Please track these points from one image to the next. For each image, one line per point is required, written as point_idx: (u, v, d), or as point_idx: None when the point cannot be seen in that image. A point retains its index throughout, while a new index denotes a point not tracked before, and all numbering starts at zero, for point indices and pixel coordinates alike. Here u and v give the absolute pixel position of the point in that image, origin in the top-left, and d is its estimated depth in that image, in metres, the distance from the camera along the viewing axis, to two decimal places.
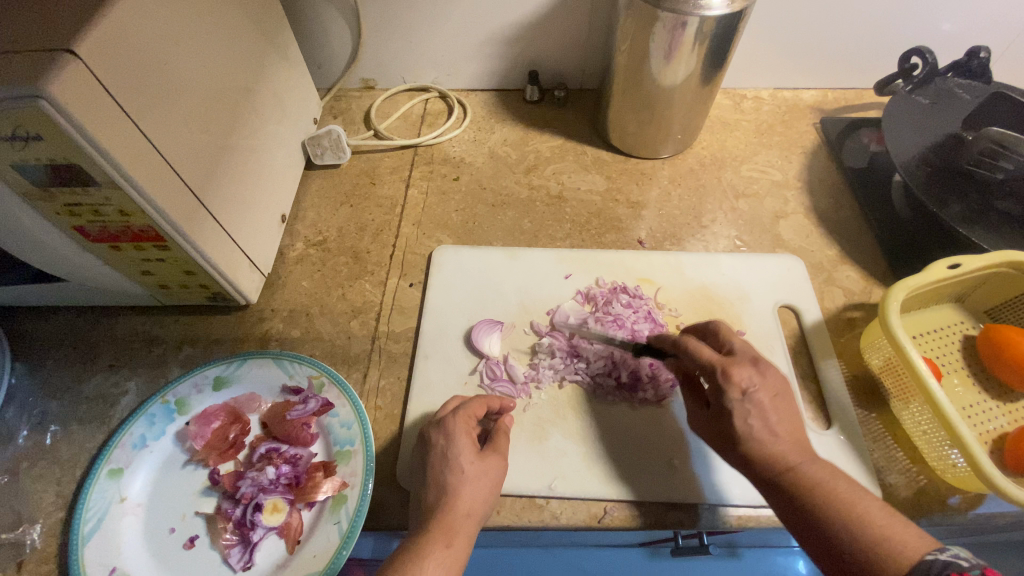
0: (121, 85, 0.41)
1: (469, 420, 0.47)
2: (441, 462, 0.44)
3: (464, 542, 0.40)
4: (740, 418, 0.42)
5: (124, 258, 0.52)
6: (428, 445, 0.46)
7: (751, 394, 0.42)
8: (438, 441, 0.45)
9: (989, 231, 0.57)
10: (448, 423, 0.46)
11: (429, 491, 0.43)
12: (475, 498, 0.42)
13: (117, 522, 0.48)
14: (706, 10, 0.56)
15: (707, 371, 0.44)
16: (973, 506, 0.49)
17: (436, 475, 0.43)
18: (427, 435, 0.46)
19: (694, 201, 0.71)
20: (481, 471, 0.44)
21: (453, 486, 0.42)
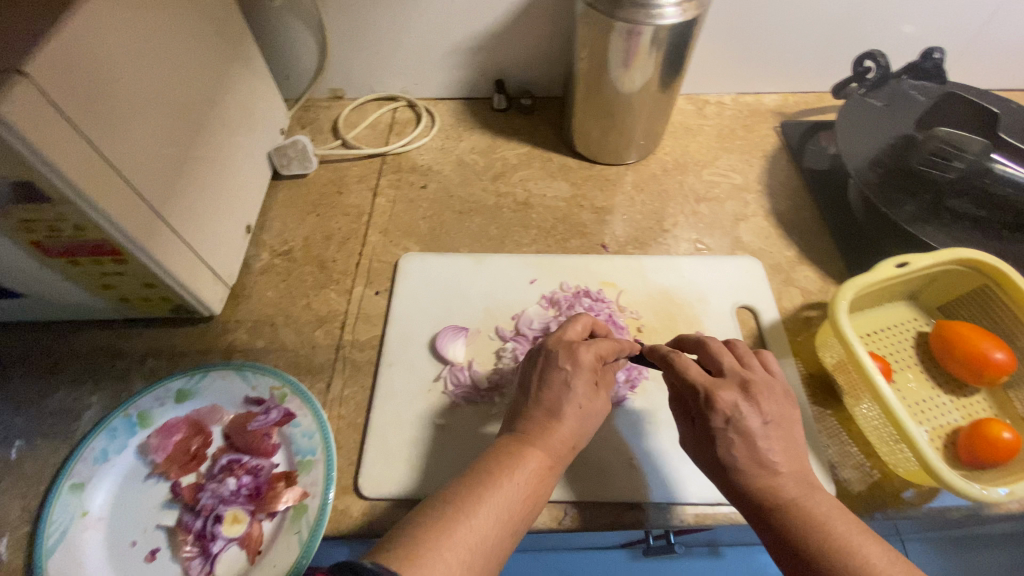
0: (72, 101, 0.41)
1: (597, 350, 0.47)
2: (558, 387, 0.44)
3: (557, 470, 0.42)
4: (724, 447, 0.42)
5: (84, 273, 0.52)
6: (553, 364, 0.46)
7: (735, 422, 0.42)
8: (563, 365, 0.45)
9: (939, 230, 0.59)
10: (576, 350, 0.46)
11: (537, 413, 0.44)
12: (577, 431, 0.44)
13: (79, 536, 0.48)
14: (660, 19, 0.57)
15: (691, 393, 0.44)
16: (926, 499, 0.50)
17: (543, 403, 0.44)
18: (551, 354, 0.46)
19: (657, 205, 0.72)
20: (593, 404, 0.45)
21: (561, 416, 0.43)
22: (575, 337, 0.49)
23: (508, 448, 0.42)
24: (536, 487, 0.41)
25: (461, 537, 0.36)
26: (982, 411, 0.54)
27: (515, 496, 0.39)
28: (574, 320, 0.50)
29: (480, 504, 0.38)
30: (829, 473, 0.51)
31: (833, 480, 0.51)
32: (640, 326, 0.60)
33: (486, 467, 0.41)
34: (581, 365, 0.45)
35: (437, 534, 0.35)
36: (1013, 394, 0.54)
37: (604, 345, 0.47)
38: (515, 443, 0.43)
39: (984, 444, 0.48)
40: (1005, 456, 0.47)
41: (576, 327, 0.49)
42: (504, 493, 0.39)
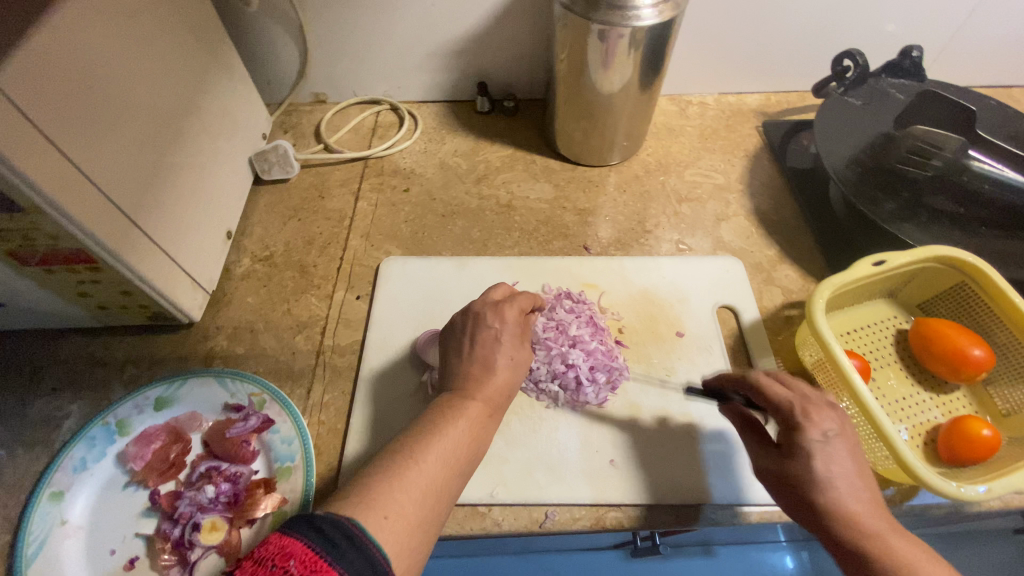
0: (41, 111, 0.41)
1: (519, 306, 0.50)
2: (490, 342, 0.47)
3: (495, 417, 0.45)
4: (821, 462, 0.39)
5: (59, 281, 0.51)
6: (483, 323, 0.48)
7: (832, 438, 0.40)
8: (492, 324, 0.47)
9: (917, 227, 0.59)
10: (501, 309, 0.49)
11: (472, 370, 0.46)
12: (511, 381, 0.46)
13: (58, 546, 0.47)
14: (637, 20, 0.57)
15: (782, 409, 0.42)
16: (906, 497, 0.50)
17: (481, 354, 0.46)
18: (480, 316, 0.48)
19: (640, 206, 0.72)
20: (522, 352, 0.48)
21: (496, 368, 0.46)
22: (498, 297, 0.51)
23: (449, 403, 0.43)
24: (478, 432, 0.43)
25: (414, 480, 0.37)
26: (962, 408, 0.54)
27: (462, 441, 0.41)
28: (494, 284, 0.52)
29: (428, 449, 0.39)
30: None
31: None
32: (621, 326, 0.61)
33: (431, 419, 0.42)
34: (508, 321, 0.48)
35: (390, 480, 0.37)
36: (992, 390, 0.54)
37: (524, 301, 0.50)
38: (457, 397, 0.44)
39: (963, 441, 0.48)
40: (983, 452, 0.47)
41: (498, 289, 0.51)
42: (449, 439, 0.41)
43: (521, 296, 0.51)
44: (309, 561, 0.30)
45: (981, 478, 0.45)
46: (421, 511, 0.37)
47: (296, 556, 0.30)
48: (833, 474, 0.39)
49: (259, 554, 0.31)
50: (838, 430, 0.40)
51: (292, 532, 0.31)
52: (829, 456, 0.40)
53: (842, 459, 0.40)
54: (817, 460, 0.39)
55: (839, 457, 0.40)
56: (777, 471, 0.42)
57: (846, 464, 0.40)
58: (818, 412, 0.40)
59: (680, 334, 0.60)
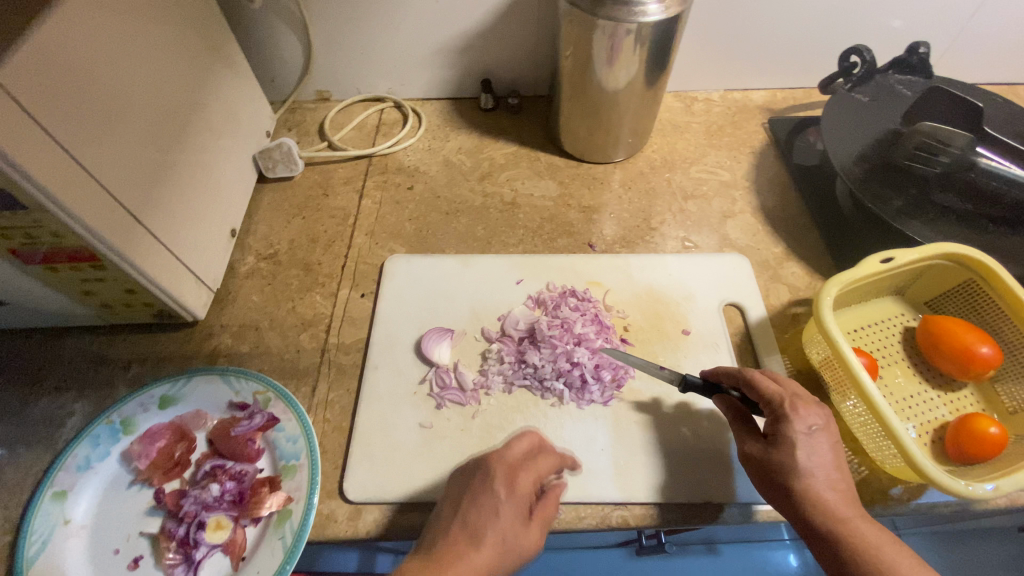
0: (44, 108, 0.40)
1: (537, 475, 0.44)
2: (486, 513, 0.40)
3: None
4: (803, 452, 0.42)
5: (63, 279, 0.51)
6: (486, 482, 0.42)
7: (815, 432, 0.42)
8: (496, 490, 0.42)
9: (926, 225, 0.59)
10: (514, 476, 0.43)
11: (456, 542, 0.39)
12: (494, 568, 0.38)
13: (61, 546, 0.47)
14: (643, 16, 0.57)
15: (771, 402, 0.44)
16: (914, 496, 0.49)
17: (470, 520, 0.40)
18: (488, 474, 0.43)
19: (645, 204, 0.72)
20: (521, 537, 0.40)
21: (482, 544, 0.39)
22: (519, 455, 0.45)
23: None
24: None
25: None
26: (970, 405, 0.54)
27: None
28: (520, 434, 0.46)
29: None
30: None
31: None
32: (627, 325, 0.60)
33: None
34: (515, 490, 0.42)
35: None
36: (999, 388, 0.54)
37: (543, 469, 0.45)
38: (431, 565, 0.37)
39: (971, 440, 0.47)
40: (991, 450, 0.47)
41: (522, 443, 0.45)
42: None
43: (545, 459, 0.45)
44: None
45: (989, 476, 0.45)
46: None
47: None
48: (811, 464, 0.41)
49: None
50: (823, 427, 0.43)
51: None
52: (812, 450, 0.42)
53: (822, 452, 0.42)
54: (799, 448, 0.42)
55: (821, 450, 0.42)
56: (761, 459, 0.43)
57: (826, 457, 0.42)
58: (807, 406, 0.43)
59: (686, 332, 0.60)
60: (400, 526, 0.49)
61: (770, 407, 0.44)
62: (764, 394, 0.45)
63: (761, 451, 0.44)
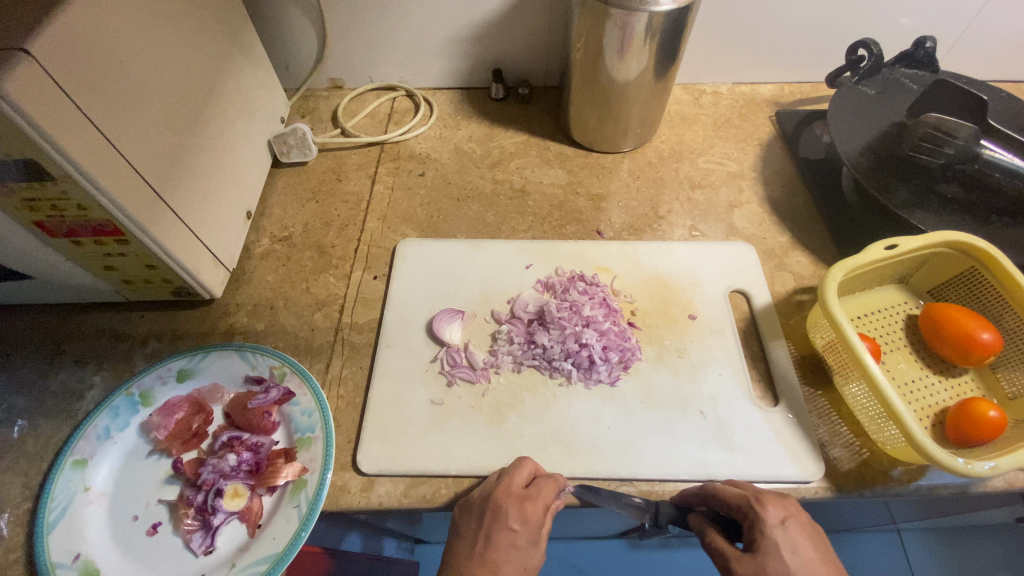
0: (75, 82, 0.42)
1: (544, 502, 0.45)
2: (505, 549, 0.42)
3: None
4: (786, 549, 0.41)
5: (86, 253, 0.52)
6: (500, 521, 0.43)
7: (788, 524, 0.42)
8: (513, 526, 0.43)
9: (930, 214, 0.60)
10: (526, 507, 0.44)
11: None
12: None
13: (82, 512, 0.48)
14: (655, 6, 0.58)
15: (739, 509, 0.44)
16: (914, 477, 0.50)
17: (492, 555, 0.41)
18: (499, 511, 0.43)
19: (653, 192, 0.73)
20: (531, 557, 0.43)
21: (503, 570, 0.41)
22: (522, 484, 0.46)
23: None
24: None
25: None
26: (970, 391, 0.55)
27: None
28: (520, 463, 0.47)
29: None
30: (818, 451, 0.52)
31: (822, 459, 0.52)
32: (634, 309, 0.61)
33: None
34: (529, 524, 0.43)
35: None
36: (999, 374, 0.55)
37: (547, 495, 0.45)
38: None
39: (972, 422, 0.48)
40: (990, 432, 0.48)
41: (523, 471, 0.46)
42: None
43: (545, 484, 0.46)
44: None
45: (988, 456, 0.46)
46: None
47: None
48: (798, 561, 0.40)
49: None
50: (792, 516, 0.43)
51: None
52: (791, 550, 0.41)
53: (803, 547, 0.41)
54: (784, 549, 0.41)
55: (803, 543, 0.41)
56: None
57: (806, 552, 0.41)
58: (771, 498, 0.43)
59: (693, 317, 0.61)
60: (412, 498, 0.50)
61: (743, 515, 0.43)
62: (728, 499, 0.45)
63: (751, 566, 0.41)
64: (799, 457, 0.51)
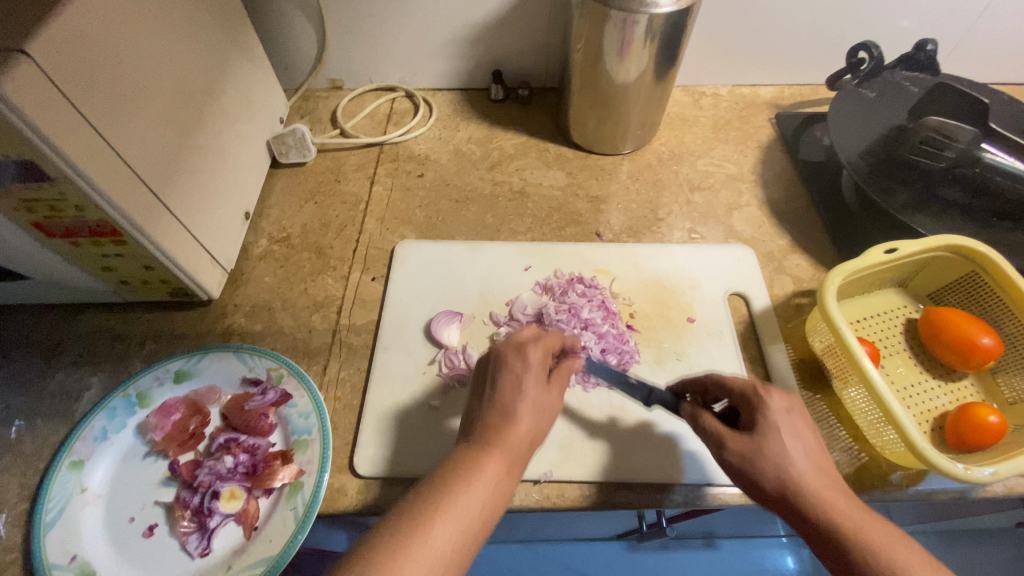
0: (73, 83, 0.42)
1: (548, 348, 0.45)
2: (511, 388, 0.42)
3: (516, 474, 0.39)
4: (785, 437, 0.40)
5: (84, 254, 0.52)
6: (502, 365, 0.43)
7: (790, 414, 0.41)
8: (516, 366, 0.43)
9: (930, 218, 0.59)
10: (526, 354, 0.43)
11: (491, 417, 0.41)
12: (533, 432, 0.41)
13: (78, 513, 0.48)
14: (655, 8, 0.57)
15: (739, 395, 0.43)
16: (913, 482, 0.50)
17: (502, 398, 0.41)
18: (500, 358, 0.44)
19: (652, 195, 0.73)
20: (546, 400, 0.43)
21: (519, 415, 0.40)
22: (526, 337, 0.46)
23: (465, 458, 0.38)
24: (497, 492, 0.37)
25: (419, 551, 0.33)
26: (970, 395, 0.55)
27: (476, 505, 0.36)
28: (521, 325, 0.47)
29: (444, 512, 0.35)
30: None
31: None
32: (632, 311, 0.61)
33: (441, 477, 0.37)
34: (532, 363, 0.43)
35: (390, 553, 0.33)
36: (1000, 379, 0.55)
37: (550, 345, 0.45)
38: (473, 450, 0.39)
39: (971, 427, 0.48)
40: (990, 438, 0.48)
41: (527, 331, 0.46)
42: (465, 502, 0.36)
43: (550, 338, 0.46)
44: None
45: (988, 462, 0.46)
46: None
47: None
48: (798, 448, 0.39)
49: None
50: (798, 407, 0.42)
51: None
52: (789, 433, 0.40)
53: (804, 436, 0.40)
54: (785, 432, 0.40)
55: (804, 432, 0.40)
56: (744, 460, 0.40)
57: (805, 446, 0.40)
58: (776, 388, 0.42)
59: (691, 319, 0.61)
60: None
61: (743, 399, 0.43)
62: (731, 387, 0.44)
63: (747, 442, 0.40)
64: None
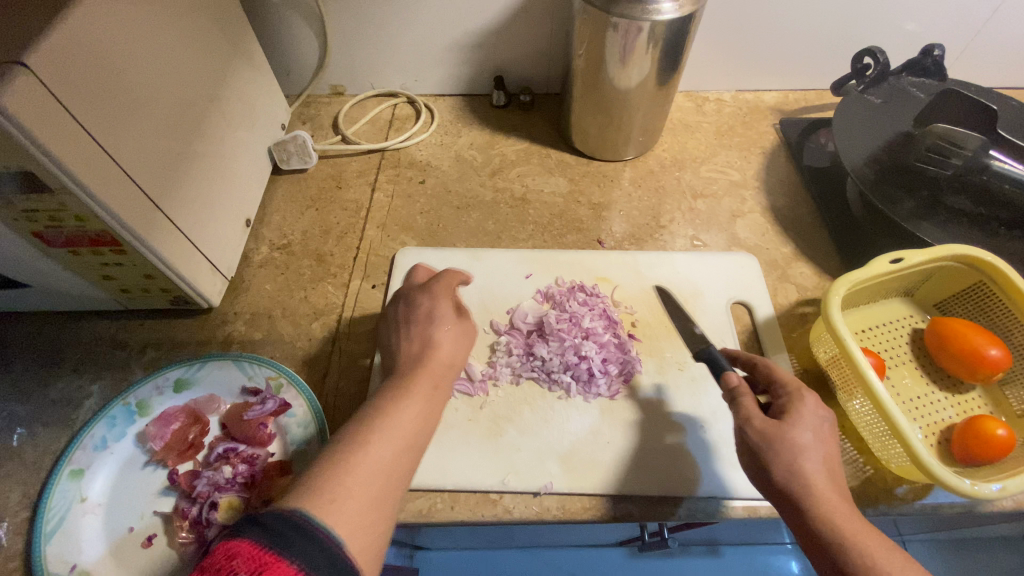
0: (72, 93, 0.42)
1: (446, 283, 0.52)
2: (424, 319, 0.49)
3: (444, 388, 0.44)
4: (813, 433, 0.40)
5: (84, 263, 0.52)
6: (411, 309, 0.50)
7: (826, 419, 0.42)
8: (422, 302, 0.50)
9: (936, 227, 0.59)
10: (427, 290, 0.51)
11: (411, 349, 0.47)
12: (454, 354, 0.47)
13: (77, 522, 0.48)
14: (657, 14, 0.57)
15: (783, 387, 0.44)
16: (919, 496, 0.50)
17: (419, 332, 0.48)
18: (410, 300, 0.51)
19: (654, 202, 0.73)
20: (460, 326, 0.49)
21: (435, 342, 0.47)
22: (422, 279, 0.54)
23: (397, 385, 0.43)
24: (427, 409, 0.41)
25: (364, 461, 0.36)
26: (978, 408, 0.54)
27: (408, 421, 0.40)
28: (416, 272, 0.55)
29: (374, 431, 0.38)
30: None
31: None
32: (634, 320, 0.61)
33: (377, 403, 0.41)
34: (436, 297, 0.50)
35: (340, 463, 0.35)
36: (1008, 392, 0.54)
37: (448, 280, 0.52)
38: (402, 380, 0.43)
39: (978, 440, 0.47)
40: (998, 452, 0.47)
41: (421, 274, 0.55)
42: (398, 420, 0.39)
43: (448, 277, 0.53)
44: (254, 557, 0.28)
45: (995, 476, 0.45)
46: (373, 491, 0.35)
47: (241, 555, 0.28)
48: (819, 447, 0.40)
49: (207, 561, 0.29)
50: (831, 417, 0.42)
51: (236, 535, 0.29)
52: (814, 432, 0.40)
53: (828, 440, 0.41)
54: (810, 430, 0.40)
55: (826, 436, 0.41)
56: (766, 434, 0.40)
57: (828, 444, 0.40)
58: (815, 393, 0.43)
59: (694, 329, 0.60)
60: (408, 512, 0.49)
61: (779, 394, 0.44)
62: (779, 380, 0.45)
63: (770, 423, 0.41)
64: None
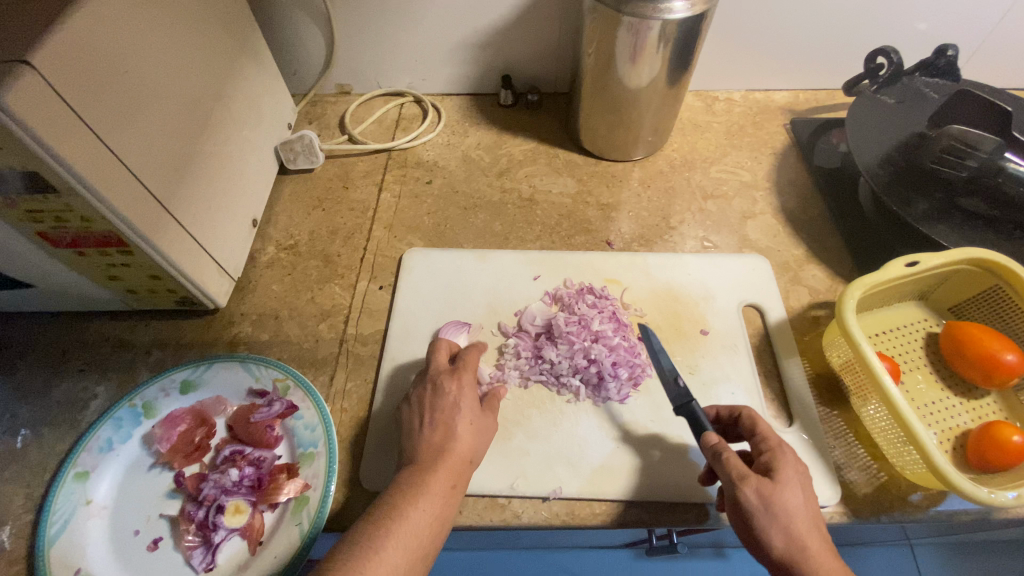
0: (78, 95, 0.41)
1: (471, 365, 0.51)
2: (450, 409, 0.47)
3: (461, 486, 0.44)
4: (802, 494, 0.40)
5: (90, 264, 0.52)
6: (440, 393, 0.48)
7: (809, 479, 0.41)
8: (450, 390, 0.48)
9: (952, 230, 0.58)
10: (456, 376, 0.49)
11: (432, 437, 0.46)
12: (474, 446, 0.46)
13: (83, 525, 0.48)
14: (668, 13, 0.56)
15: (766, 442, 0.44)
16: (933, 503, 0.49)
17: (443, 418, 0.47)
18: (436, 384, 0.49)
19: (663, 202, 0.72)
20: (484, 419, 0.48)
21: (457, 435, 0.45)
22: (446, 362, 0.51)
23: (415, 478, 0.43)
24: (442, 509, 0.42)
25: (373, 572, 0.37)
26: (993, 413, 0.53)
27: (422, 523, 0.41)
28: (436, 346, 0.52)
29: (388, 539, 0.39)
30: (835, 474, 0.50)
31: (839, 482, 0.50)
32: (644, 323, 0.60)
33: (391, 501, 0.41)
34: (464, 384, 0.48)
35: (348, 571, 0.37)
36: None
37: (471, 362, 0.51)
38: (422, 470, 0.43)
39: (994, 447, 0.47)
40: (1015, 460, 0.46)
41: (441, 353, 0.52)
42: (412, 522, 0.40)
43: (470, 354, 0.52)
44: None
45: (1011, 484, 0.44)
46: None
47: None
48: (808, 509, 0.39)
49: None
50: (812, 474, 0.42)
51: None
52: (803, 492, 0.40)
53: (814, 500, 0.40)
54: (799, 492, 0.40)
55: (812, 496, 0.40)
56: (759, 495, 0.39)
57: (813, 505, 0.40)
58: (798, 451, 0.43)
59: (705, 332, 0.59)
60: None
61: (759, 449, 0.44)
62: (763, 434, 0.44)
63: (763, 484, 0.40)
64: (815, 480, 0.50)
